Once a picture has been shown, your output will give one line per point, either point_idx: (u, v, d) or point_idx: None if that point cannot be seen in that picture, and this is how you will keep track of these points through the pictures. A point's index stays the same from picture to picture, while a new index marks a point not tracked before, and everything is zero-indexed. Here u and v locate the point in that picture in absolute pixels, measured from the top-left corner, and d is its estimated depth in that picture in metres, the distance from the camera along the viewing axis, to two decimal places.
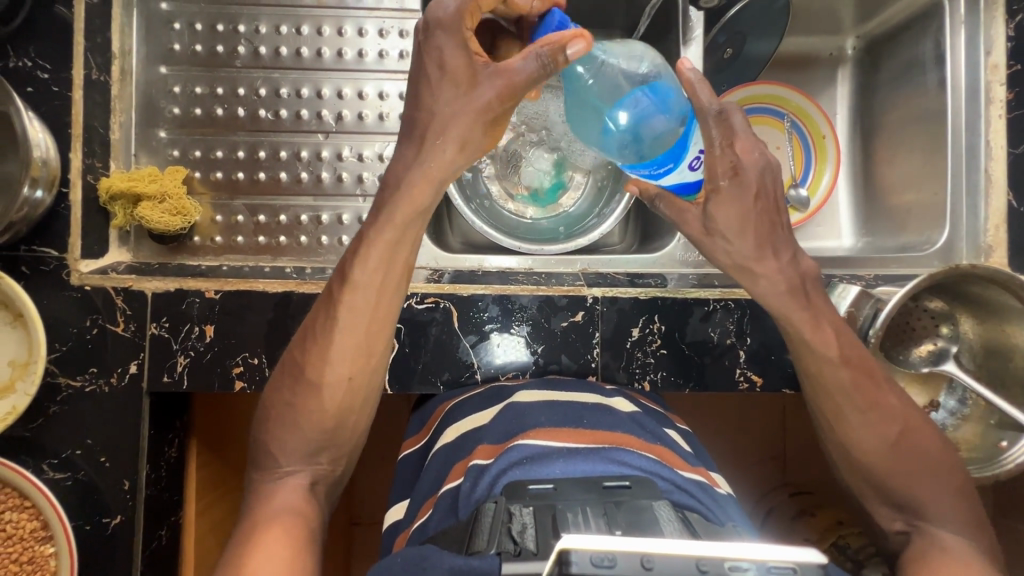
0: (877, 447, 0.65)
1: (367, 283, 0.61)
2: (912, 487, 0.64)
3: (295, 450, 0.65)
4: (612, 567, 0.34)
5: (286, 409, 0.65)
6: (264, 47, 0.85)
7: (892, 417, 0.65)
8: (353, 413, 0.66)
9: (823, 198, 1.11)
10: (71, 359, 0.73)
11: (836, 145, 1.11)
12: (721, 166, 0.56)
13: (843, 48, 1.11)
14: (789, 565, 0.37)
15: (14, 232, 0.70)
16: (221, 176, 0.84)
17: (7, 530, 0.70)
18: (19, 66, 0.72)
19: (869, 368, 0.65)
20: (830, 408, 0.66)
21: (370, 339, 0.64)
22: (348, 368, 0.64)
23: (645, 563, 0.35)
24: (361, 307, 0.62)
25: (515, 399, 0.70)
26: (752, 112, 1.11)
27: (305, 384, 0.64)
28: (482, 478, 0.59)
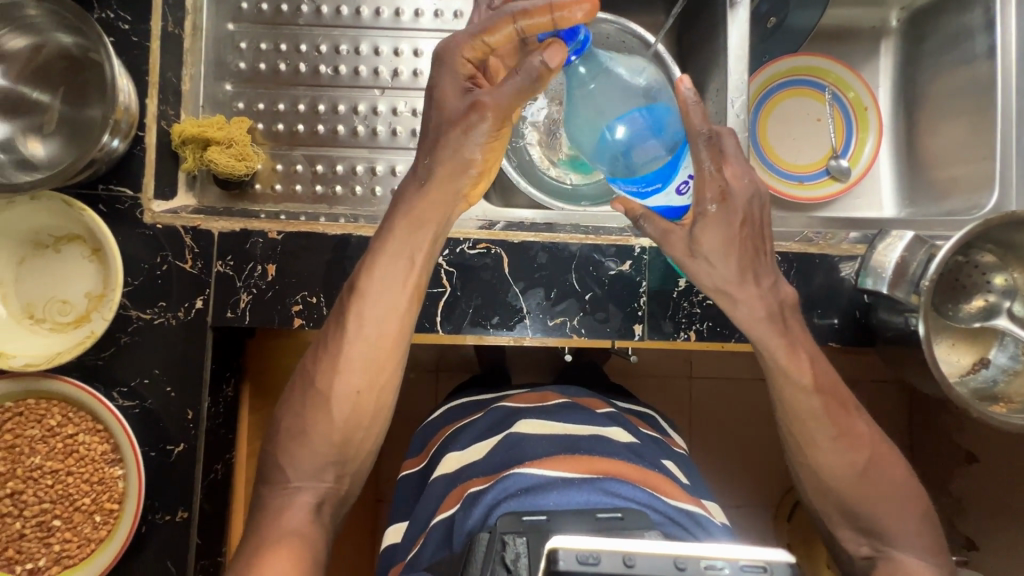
0: (847, 475, 0.68)
1: (376, 295, 0.67)
2: (876, 511, 0.68)
3: (304, 464, 0.68)
4: (596, 565, 0.39)
5: (297, 423, 0.68)
6: (325, 6, 0.88)
7: (862, 445, 0.68)
8: (360, 429, 0.69)
9: (865, 168, 1.11)
10: (142, 293, 0.77)
11: (878, 116, 1.11)
12: (711, 189, 0.61)
13: (886, 20, 1.11)
14: (760, 563, 0.41)
15: (95, 169, 0.74)
16: (282, 128, 0.88)
17: (80, 452, 0.74)
18: (102, 17, 0.77)
19: (840, 398, 0.69)
20: (803, 437, 0.70)
21: (380, 354, 0.68)
22: (357, 382, 0.68)
23: (627, 561, 0.40)
24: (369, 319, 0.68)
25: (514, 429, 0.74)
26: (793, 84, 1.12)
27: (315, 399, 0.68)
28: (477, 506, 0.65)
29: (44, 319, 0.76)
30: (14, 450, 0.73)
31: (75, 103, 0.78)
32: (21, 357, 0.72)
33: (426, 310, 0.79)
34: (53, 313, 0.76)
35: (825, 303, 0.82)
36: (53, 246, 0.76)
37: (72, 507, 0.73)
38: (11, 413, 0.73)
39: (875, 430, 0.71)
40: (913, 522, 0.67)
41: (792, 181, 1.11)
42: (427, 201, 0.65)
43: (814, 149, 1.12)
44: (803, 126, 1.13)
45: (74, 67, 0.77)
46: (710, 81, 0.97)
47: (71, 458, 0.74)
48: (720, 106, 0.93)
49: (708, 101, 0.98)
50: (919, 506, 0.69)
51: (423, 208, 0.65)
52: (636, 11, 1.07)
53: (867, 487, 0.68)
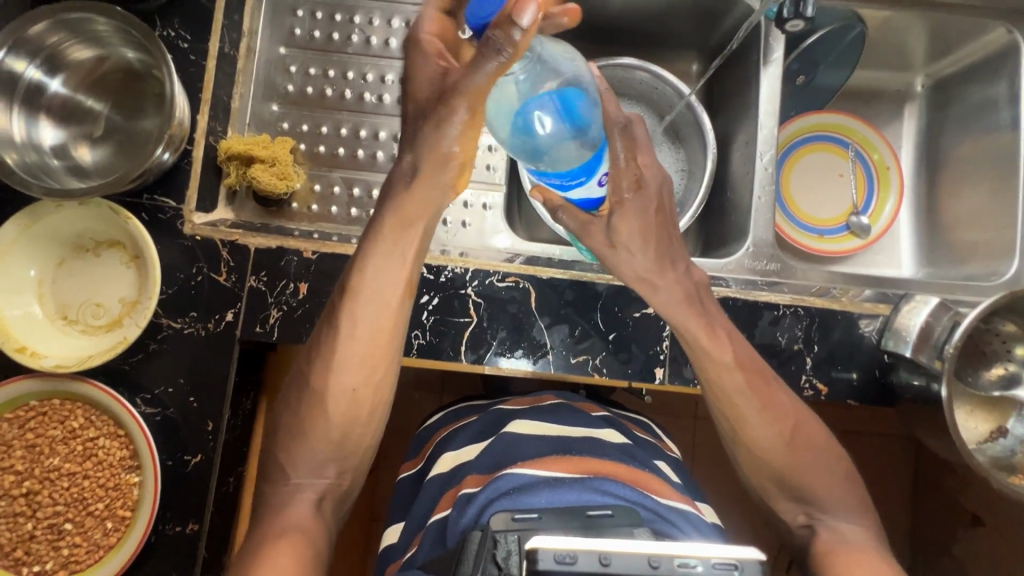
0: (774, 445, 0.71)
1: (367, 293, 0.68)
2: (803, 478, 0.71)
3: (303, 462, 0.70)
4: (573, 564, 0.39)
5: (296, 419, 0.70)
6: (375, 37, 0.91)
7: (783, 415, 0.72)
8: (358, 424, 0.71)
9: (885, 227, 1.13)
10: (174, 302, 0.78)
11: (899, 176, 1.14)
12: (626, 179, 0.63)
13: (912, 85, 1.14)
14: (731, 561, 0.40)
15: (143, 180, 0.76)
16: (323, 150, 0.90)
17: (99, 456, 0.74)
18: (164, 35, 0.82)
19: (760, 371, 0.72)
20: (734, 414, 0.72)
21: (374, 351, 0.70)
22: (352, 380, 0.70)
23: (602, 560, 0.39)
24: (363, 319, 0.69)
25: (507, 429, 0.74)
26: (818, 139, 1.15)
27: (313, 397, 0.70)
28: (469, 506, 0.63)
29: (78, 321, 0.77)
30: (34, 450, 0.74)
31: (130, 114, 0.80)
32: (52, 357, 0.72)
33: (451, 339, 0.79)
34: (86, 315, 0.77)
35: (845, 360, 0.82)
36: (93, 250, 0.78)
37: (85, 511, 0.74)
38: (35, 412, 0.74)
39: (796, 399, 0.74)
40: (844, 495, 0.70)
41: (813, 234, 1.12)
42: (419, 202, 0.65)
43: (836, 205, 1.14)
44: (826, 181, 1.15)
45: (131, 80, 0.81)
46: (738, 132, 1.00)
47: (89, 462, 0.74)
48: (748, 157, 0.96)
49: (737, 151, 1.00)
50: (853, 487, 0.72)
51: (411, 206, 0.65)
52: (667, 61, 1.11)
53: (794, 455, 0.71)
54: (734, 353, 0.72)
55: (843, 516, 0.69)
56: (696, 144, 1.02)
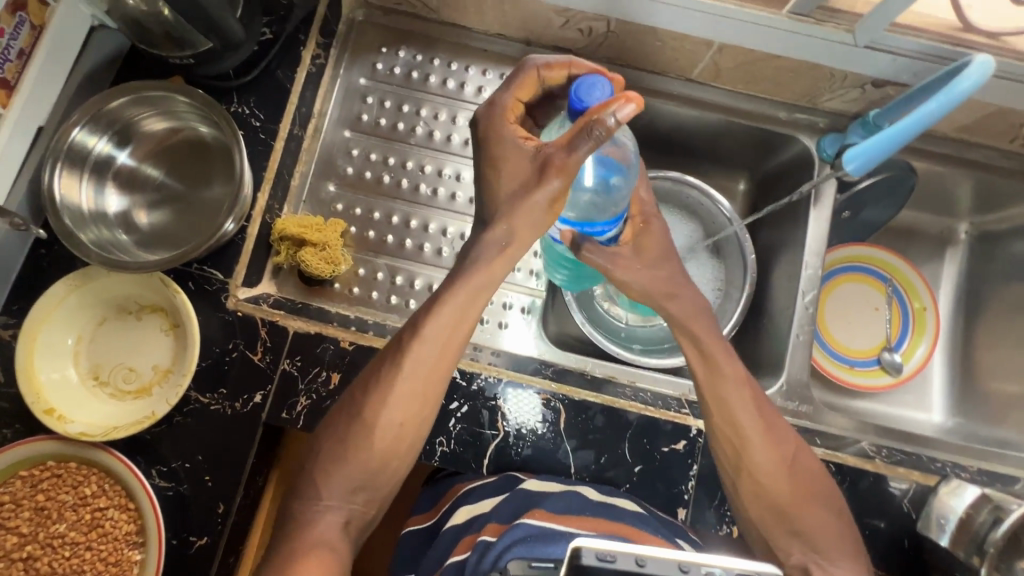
0: (777, 473, 0.69)
1: (435, 335, 0.66)
2: (790, 512, 0.68)
3: (340, 485, 0.66)
4: (612, 561, 0.46)
5: (337, 440, 0.67)
6: (438, 132, 0.94)
7: (782, 443, 0.70)
8: (396, 457, 0.68)
9: (917, 368, 1.11)
10: (206, 377, 0.78)
11: (935, 320, 1.13)
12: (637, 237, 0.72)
13: (955, 230, 1.14)
14: (755, 571, 0.47)
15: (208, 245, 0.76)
16: (373, 236, 0.91)
17: (105, 528, 0.73)
18: (238, 111, 0.85)
19: (758, 393, 0.72)
20: (738, 437, 0.70)
21: (424, 384, 0.67)
22: (401, 414, 0.67)
23: (639, 561, 0.46)
24: (424, 358, 0.66)
25: (526, 484, 0.75)
26: (856, 270, 1.15)
27: (361, 424, 0.67)
28: (488, 553, 0.67)
29: (108, 384, 0.77)
30: (42, 513, 0.73)
31: (193, 182, 0.82)
32: (78, 424, 0.72)
33: (475, 451, 0.78)
34: (118, 379, 0.77)
35: (871, 521, 0.80)
36: (135, 314, 0.79)
37: None
38: (50, 474, 0.73)
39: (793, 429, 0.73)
40: (842, 536, 0.68)
41: (844, 365, 1.11)
42: (505, 254, 0.65)
43: (869, 337, 1.13)
44: (861, 313, 1.14)
45: (199, 150, 0.83)
46: (778, 261, 1.00)
47: (95, 532, 0.73)
48: (790, 291, 0.95)
49: (777, 281, 1.00)
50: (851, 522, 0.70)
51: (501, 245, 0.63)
52: None
53: (795, 485, 0.69)
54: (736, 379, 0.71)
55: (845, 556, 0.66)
56: (737, 267, 1.02)
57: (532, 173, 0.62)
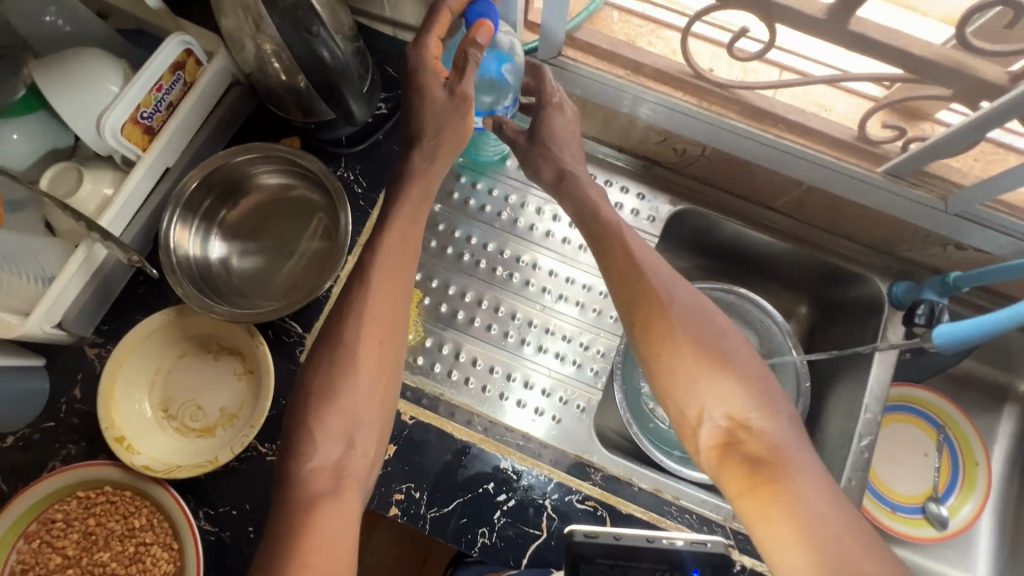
0: (704, 380, 0.66)
1: (393, 247, 0.72)
2: (702, 388, 0.66)
3: (332, 425, 0.67)
4: (595, 535, 0.72)
5: (327, 377, 0.68)
6: (521, 218, 0.99)
7: (697, 343, 0.68)
8: (383, 382, 0.70)
9: (963, 526, 1.07)
10: (268, 427, 0.80)
11: (986, 478, 1.09)
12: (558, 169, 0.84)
13: (1015, 387, 1.13)
14: (705, 540, 0.71)
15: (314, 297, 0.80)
16: (444, 309, 0.94)
17: (146, 564, 0.74)
18: (345, 177, 0.91)
19: (673, 286, 0.72)
20: (640, 314, 0.71)
21: (391, 302, 0.70)
22: (377, 334, 0.70)
23: (615, 536, 0.71)
24: (389, 270, 0.71)
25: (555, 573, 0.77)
26: (907, 410, 1.13)
27: (344, 352, 0.69)
28: None
29: (175, 417, 0.80)
30: (90, 537, 0.75)
31: (288, 232, 0.87)
32: (144, 456, 0.74)
33: (515, 548, 0.78)
34: (185, 414, 0.80)
35: None
36: (213, 353, 0.82)
37: None
38: (105, 499, 0.75)
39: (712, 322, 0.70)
40: (763, 402, 0.65)
41: (886, 508, 1.08)
42: (435, 166, 0.75)
43: (915, 483, 1.10)
44: (910, 457, 1.11)
45: (302, 206, 0.88)
46: (834, 393, 1.00)
47: (136, 566, 0.74)
48: (846, 429, 0.94)
49: (832, 414, 0.99)
50: (773, 384, 0.67)
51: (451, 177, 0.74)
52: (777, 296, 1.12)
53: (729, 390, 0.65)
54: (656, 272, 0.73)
55: (772, 428, 0.63)
56: (790, 392, 1.02)
57: (445, 98, 0.72)
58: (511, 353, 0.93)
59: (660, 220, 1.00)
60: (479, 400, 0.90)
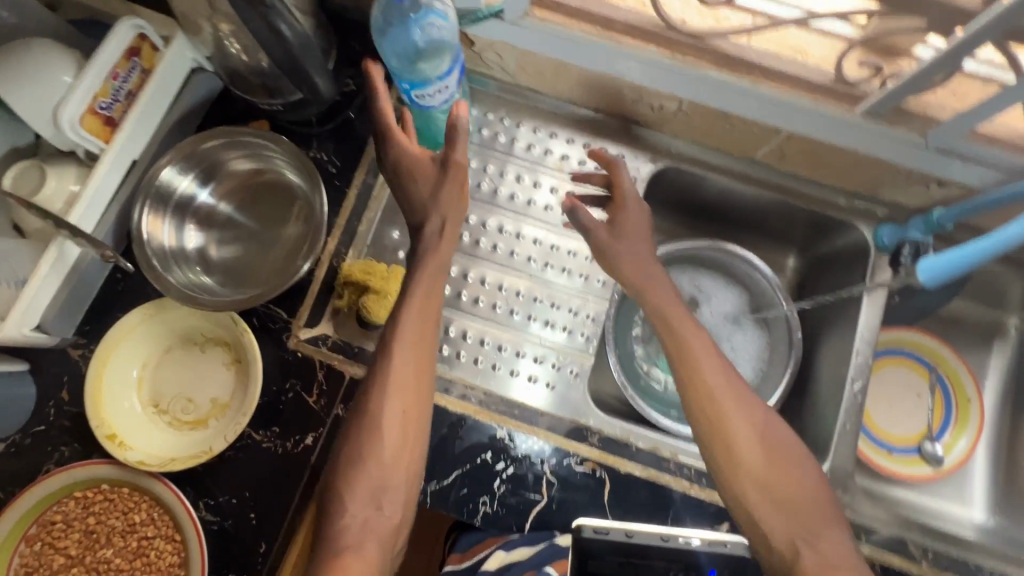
0: (756, 462, 0.67)
1: (410, 318, 0.71)
2: (757, 467, 0.67)
3: (359, 487, 0.65)
4: (607, 531, 0.74)
5: (354, 446, 0.67)
6: (502, 188, 0.98)
7: (753, 428, 0.68)
8: (408, 449, 0.68)
9: (958, 460, 1.10)
10: (261, 414, 0.80)
11: (979, 413, 1.12)
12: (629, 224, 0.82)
13: (1005, 323, 1.13)
14: (722, 541, 0.74)
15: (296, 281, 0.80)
16: None
17: (150, 557, 0.74)
18: (319, 158, 0.89)
19: (711, 351, 0.73)
20: (687, 381, 0.72)
21: (414, 371, 0.70)
22: (400, 403, 0.68)
23: (627, 533, 0.74)
24: (410, 340, 0.70)
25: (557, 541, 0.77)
26: (899, 353, 1.14)
27: (370, 421, 0.68)
28: None
29: (166, 412, 0.79)
30: (91, 536, 0.75)
31: (267, 221, 0.86)
32: (138, 452, 0.74)
33: (517, 514, 0.79)
34: (176, 408, 0.79)
35: None
36: (199, 345, 0.81)
37: None
38: (103, 498, 0.75)
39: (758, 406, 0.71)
40: (819, 495, 0.66)
41: (883, 450, 1.10)
42: (446, 238, 0.75)
43: (911, 423, 1.12)
44: (904, 398, 1.13)
45: (277, 191, 0.86)
46: (825, 341, 1.01)
47: (140, 560, 0.74)
48: (838, 375, 0.95)
49: (824, 362, 1.00)
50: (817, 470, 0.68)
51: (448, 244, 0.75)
52: (763, 249, 1.11)
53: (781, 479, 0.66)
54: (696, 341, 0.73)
55: (822, 516, 0.64)
56: (782, 342, 1.03)
57: (437, 169, 0.76)
58: (502, 325, 0.93)
59: (642, 180, 0.99)
60: (472, 372, 0.89)
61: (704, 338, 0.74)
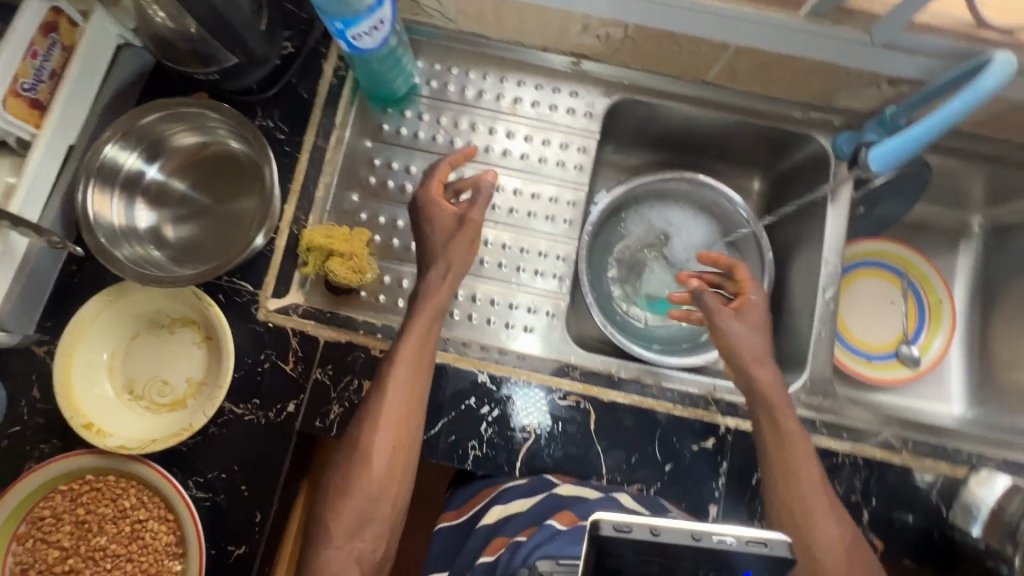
0: (833, 538, 0.70)
1: (404, 360, 0.73)
2: (819, 528, 0.71)
3: (344, 522, 0.68)
4: (628, 530, 0.49)
5: (342, 478, 0.70)
6: (458, 139, 0.96)
7: (829, 504, 0.72)
8: (394, 482, 0.71)
9: (934, 360, 1.12)
10: (240, 387, 0.79)
11: (951, 313, 1.14)
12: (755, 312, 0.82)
13: (969, 222, 1.15)
14: (762, 540, 0.49)
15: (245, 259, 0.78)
16: (397, 244, 0.92)
17: (145, 539, 0.74)
18: (265, 125, 0.86)
19: (783, 406, 0.76)
20: (766, 421, 0.76)
21: (404, 408, 0.72)
22: (391, 438, 0.71)
23: (653, 531, 0.49)
24: (402, 378, 0.72)
25: (556, 491, 0.75)
26: (870, 264, 1.15)
27: (359, 455, 0.70)
28: (520, 551, 0.69)
29: (143, 397, 0.78)
30: (82, 527, 0.74)
31: (219, 197, 0.84)
32: (118, 438, 0.74)
33: (506, 454, 0.79)
34: (152, 392, 0.78)
35: (901, 515, 0.82)
36: (167, 327, 0.80)
37: None
38: (89, 488, 0.74)
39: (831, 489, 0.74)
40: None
41: (862, 360, 1.12)
42: (447, 281, 0.76)
43: (886, 331, 1.14)
44: (878, 307, 1.15)
45: (226, 164, 0.84)
46: (796, 257, 1.01)
47: (135, 544, 0.74)
48: (810, 287, 0.96)
49: (796, 277, 1.00)
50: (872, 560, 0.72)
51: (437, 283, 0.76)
52: (729, 175, 1.11)
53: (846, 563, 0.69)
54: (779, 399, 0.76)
55: None
56: (754, 264, 1.03)
57: (453, 223, 0.78)
58: (474, 276, 0.92)
59: (598, 115, 0.98)
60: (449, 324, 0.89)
61: (781, 396, 0.76)
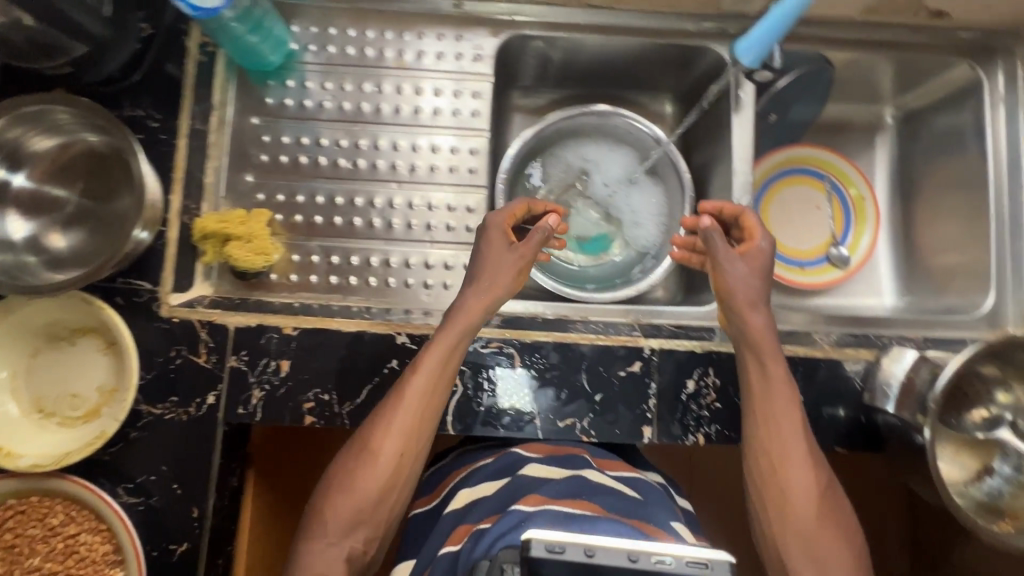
0: (809, 489, 0.69)
1: (427, 372, 0.71)
2: (800, 481, 0.69)
3: (341, 517, 0.67)
4: (562, 552, 0.43)
5: (343, 477, 0.69)
6: (347, 102, 0.92)
7: (814, 464, 0.70)
8: (395, 489, 0.69)
9: (863, 257, 1.13)
10: (154, 387, 0.77)
11: (874, 206, 1.15)
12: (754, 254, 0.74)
13: (882, 116, 1.16)
14: (703, 560, 0.43)
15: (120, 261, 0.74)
16: (300, 219, 0.90)
17: (81, 552, 0.72)
18: (133, 114, 0.81)
19: (768, 349, 0.72)
20: (749, 364, 0.74)
21: (416, 415, 0.70)
22: (399, 444, 0.69)
23: (588, 552, 0.43)
24: (422, 386, 0.70)
25: (522, 472, 0.69)
26: (791, 172, 1.15)
27: (365, 456, 0.69)
28: (480, 541, 0.58)
29: (54, 414, 0.76)
30: (14, 551, 0.73)
31: (98, 197, 0.80)
32: (29, 456, 0.71)
33: None
34: (62, 407, 0.76)
35: (832, 408, 0.83)
36: (68, 339, 0.77)
37: None
38: (14, 511, 0.73)
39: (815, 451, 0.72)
40: (840, 532, 0.68)
41: (795, 267, 1.13)
42: (486, 302, 0.72)
43: (815, 236, 1.14)
44: (804, 214, 1.15)
45: (100, 163, 0.81)
46: (712, 174, 1.01)
47: (72, 558, 0.73)
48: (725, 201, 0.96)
49: (714, 194, 1.00)
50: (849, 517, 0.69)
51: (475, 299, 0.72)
52: (638, 101, 1.08)
53: (821, 520, 0.68)
54: (768, 359, 0.72)
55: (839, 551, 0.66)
56: (674, 187, 1.02)
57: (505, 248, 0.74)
58: (387, 241, 0.90)
59: (489, 56, 0.94)
60: (366, 291, 0.88)
61: (772, 342, 0.72)
